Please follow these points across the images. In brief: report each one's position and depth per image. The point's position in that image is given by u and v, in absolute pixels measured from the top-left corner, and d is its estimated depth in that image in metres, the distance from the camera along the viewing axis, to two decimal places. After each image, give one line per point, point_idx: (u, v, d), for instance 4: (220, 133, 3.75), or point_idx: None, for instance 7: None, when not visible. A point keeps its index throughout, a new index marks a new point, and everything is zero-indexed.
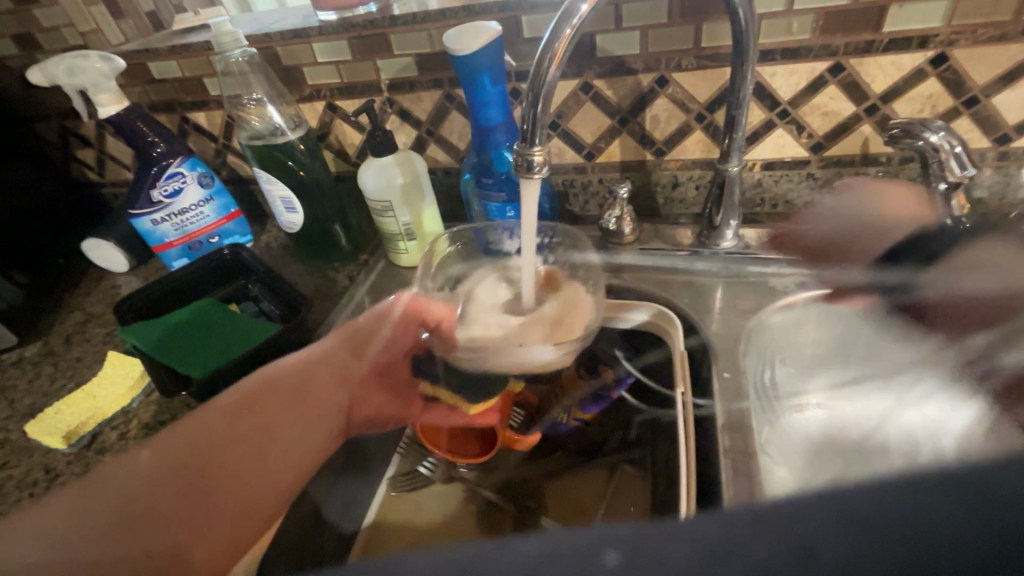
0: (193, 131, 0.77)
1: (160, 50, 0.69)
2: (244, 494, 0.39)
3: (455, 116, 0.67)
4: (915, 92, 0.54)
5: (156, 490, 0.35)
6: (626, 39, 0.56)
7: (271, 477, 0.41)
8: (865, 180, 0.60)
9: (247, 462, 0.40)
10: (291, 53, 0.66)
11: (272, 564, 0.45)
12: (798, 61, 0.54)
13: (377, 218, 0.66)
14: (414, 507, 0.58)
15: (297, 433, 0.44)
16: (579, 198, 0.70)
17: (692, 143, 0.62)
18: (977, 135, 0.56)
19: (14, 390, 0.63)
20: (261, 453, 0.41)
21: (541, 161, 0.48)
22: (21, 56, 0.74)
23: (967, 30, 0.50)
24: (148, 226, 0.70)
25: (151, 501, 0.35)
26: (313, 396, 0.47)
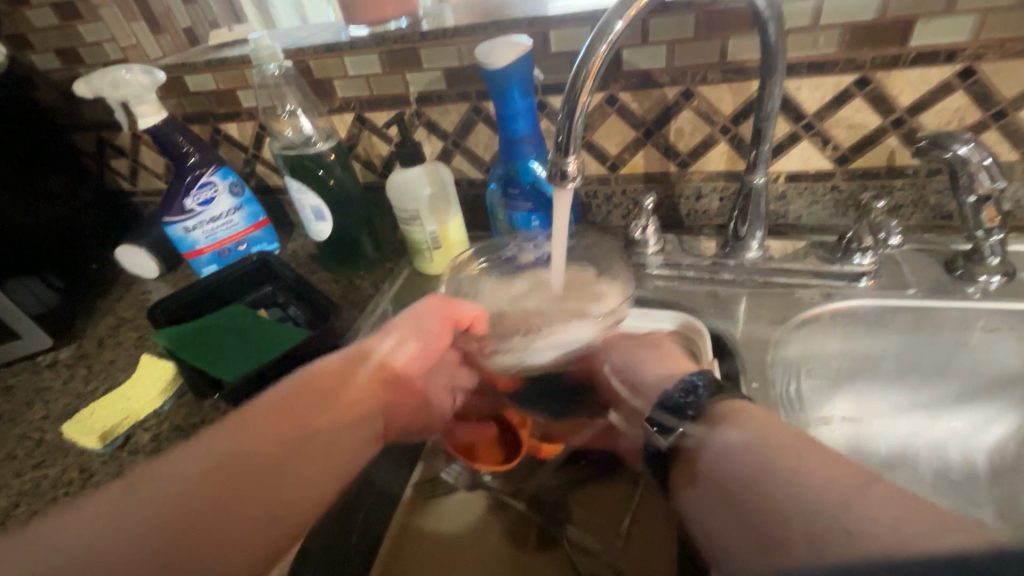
0: (225, 141, 0.79)
1: (197, 64, 0.72)
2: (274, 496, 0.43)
3: (482, 128, 0.68)
4: (943, 105, 0.54)
5: (205, 487, 0.40)
6: (653, 53, 0.57)
7: (307, 474, 0.46)
8: (892, 192, 0.60)
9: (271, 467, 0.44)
10: (322, 66, 0.68)
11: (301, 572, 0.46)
12: (824, 74, 0.55)
13: (404, 227, 0.67)
14: (438, 514, 0.58)
15: (320, 438, 0.48)
16: (602, 209, 0.71)
17: (717, 155, 0.63)
18: (1005, 148, 0.56)
19: (49, 391, 0.64)
20: (298, 452, 0.46)
21: (574, 171, 0.49)
22: (63, 70, 0.77)
23: (995, 45, 0.50)
24: (181, 233, 0.72)
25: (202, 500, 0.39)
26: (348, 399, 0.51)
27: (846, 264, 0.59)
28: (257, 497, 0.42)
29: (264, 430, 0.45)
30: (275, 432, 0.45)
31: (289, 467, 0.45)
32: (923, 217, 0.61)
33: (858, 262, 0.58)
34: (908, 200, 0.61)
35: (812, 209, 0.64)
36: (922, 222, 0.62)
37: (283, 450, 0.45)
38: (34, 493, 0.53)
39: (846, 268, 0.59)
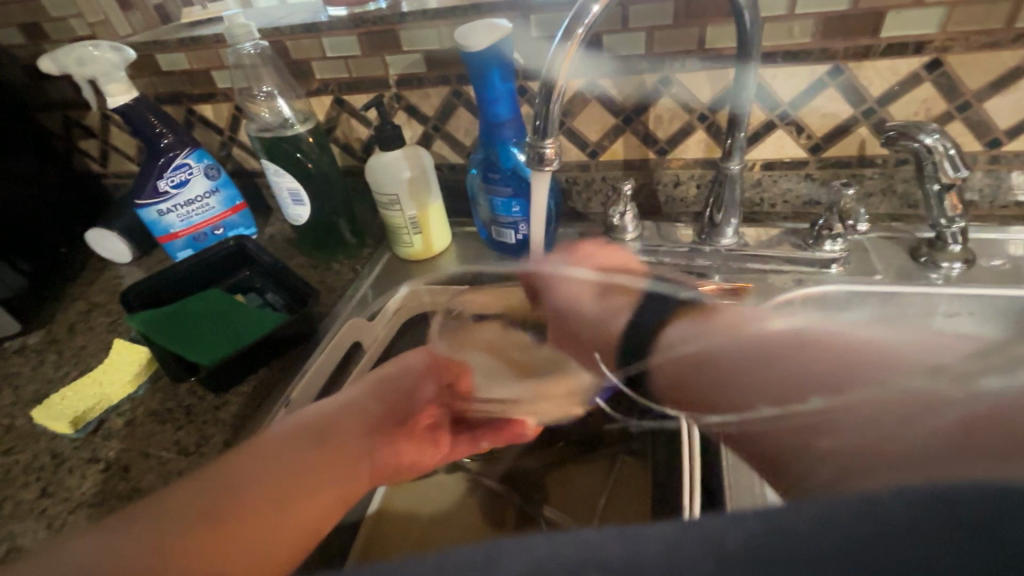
0: (200, 123, 0.77)
1: (169, 42, 0.70)
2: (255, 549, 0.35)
3: (462, 113, 0.68)
4: (911, 96, 0.56)
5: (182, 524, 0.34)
6: (632, 39, 0.57)
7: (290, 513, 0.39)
8: (862, 181, 0.62)
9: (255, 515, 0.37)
10: (300, 47, 0.67)
11: None
12: (798, 63, 0.56)
13: (383, 211, 0.67)
14: (418, 496, 0.58)
15: (306, 483, 0.42)
16: (583, 195, 0.71)
17: (694, 142, 0.63)
18: (968, 139, 0.57)
19: (18, 376, 0.63)
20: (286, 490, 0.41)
21: (552, 154, 0.50)
22: (27, 45, 0.74)
23: (961, 37, 0.51)
24: (154, 216, 0.70)
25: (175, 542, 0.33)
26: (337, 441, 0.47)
27: (817, 251, 0.61)
28: (244, 544, 0.35)
29: (248, 477, 0.40)
30: (262, 478, 0.40)
31: (273, 516, 0.38)
32: (891, 206, 0.63)
33: (828, 249, 0.60)
34: (877, 188, 0.62)
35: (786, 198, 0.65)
36: (890, 211, 0.64)
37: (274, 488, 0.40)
38: (4, 479, 0.52)
39: (817, 254, 0.60)
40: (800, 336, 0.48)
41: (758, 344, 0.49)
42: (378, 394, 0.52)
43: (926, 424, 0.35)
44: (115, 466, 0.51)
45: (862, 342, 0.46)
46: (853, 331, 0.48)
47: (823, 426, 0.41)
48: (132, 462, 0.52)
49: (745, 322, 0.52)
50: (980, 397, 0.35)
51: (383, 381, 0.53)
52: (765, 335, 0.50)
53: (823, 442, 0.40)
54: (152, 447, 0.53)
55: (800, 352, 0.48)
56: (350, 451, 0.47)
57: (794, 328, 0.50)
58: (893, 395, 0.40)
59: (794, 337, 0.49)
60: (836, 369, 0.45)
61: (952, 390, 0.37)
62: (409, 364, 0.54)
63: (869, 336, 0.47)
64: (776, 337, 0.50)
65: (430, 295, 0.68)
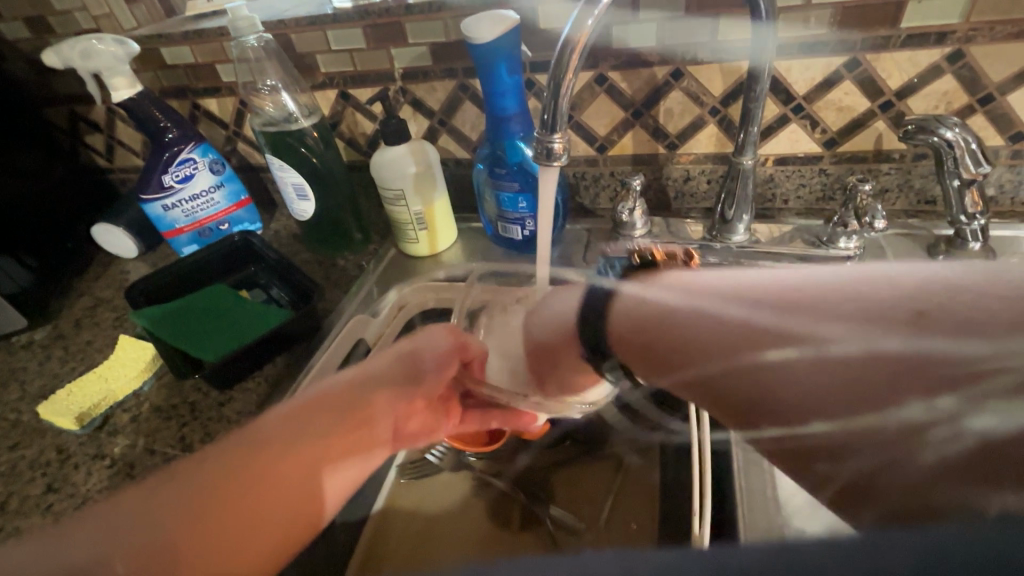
0: (205, 117, 0.77)
1: (173, 36, 0.69)
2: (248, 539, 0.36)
3: (468, 107, 0.67)
4: (931, 88, 0.54)
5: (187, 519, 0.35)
6: (642, 31, 0.56)
7: (298, 500, 0.39)
8: (878, 176, 0.61)
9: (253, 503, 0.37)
10: (304, 40, 0.66)
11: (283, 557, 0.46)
12: (814, 55, 0.54)
13: (388, 206, 0.66)
14: (423, 494, 0.58)
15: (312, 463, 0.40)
16: (590, 190, 0.70)
17: (705, 136, 0.62)
18: (990, 133, 0.56)
19: (25, 371, 0.63)
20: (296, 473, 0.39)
21: (560, 149, 0.49)
22: (32, 39, 0.74)
23: (985, 27, 0.50)
24: (159, 212, 0.70)
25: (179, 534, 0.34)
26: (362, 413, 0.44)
27: (832, 248, 0.59)
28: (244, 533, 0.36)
29: (250, 458, 0.38)
30: (268, 462, 0.39)
31: (271, 505, 0.37)
32: (908, 202, 0.62)
33: (843, 247, 0.59)
34: (893, 183, 0.61)
35: (799, 194, 0.64)
36: (906, 207, 0.62)
37: (278, 475, 0.38)
38: (10, 474, 0.52)
39: (831, 251, 0.59)
40: (776, 362, 0.34)
41: (693, 360, 0.37)
42: (406, 363, 0.48)
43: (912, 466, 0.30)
44: (121, 463, 0.51)
45: (884, 356, 0.31)
46: (838, 339, 0.32)
47: (818, 455, 0.33)
48: (137, 458, 0.52)
49: (675, 320, 0.39)
50: (962, 441, 0.28)
51: (412, 353, 0.48)
52: (747, 353, 0.35)
53: (821, 465, 0.33)
54: (156, 444, 0.53)
55: (769, 373, 0.34)
56: (370, 428, 0.44)
57: (741, 321, 0.35)
58: (876, 423, 0.31)
59: (785, 367, 0.33)
60: (867, 406, 0.31)
61: (942, 425, 0.29)
62: (437, 337, 0.50)
63: (844, 354, 0.32)
64: (729, 336, 0.36)
65: (435, 293, 0.67)
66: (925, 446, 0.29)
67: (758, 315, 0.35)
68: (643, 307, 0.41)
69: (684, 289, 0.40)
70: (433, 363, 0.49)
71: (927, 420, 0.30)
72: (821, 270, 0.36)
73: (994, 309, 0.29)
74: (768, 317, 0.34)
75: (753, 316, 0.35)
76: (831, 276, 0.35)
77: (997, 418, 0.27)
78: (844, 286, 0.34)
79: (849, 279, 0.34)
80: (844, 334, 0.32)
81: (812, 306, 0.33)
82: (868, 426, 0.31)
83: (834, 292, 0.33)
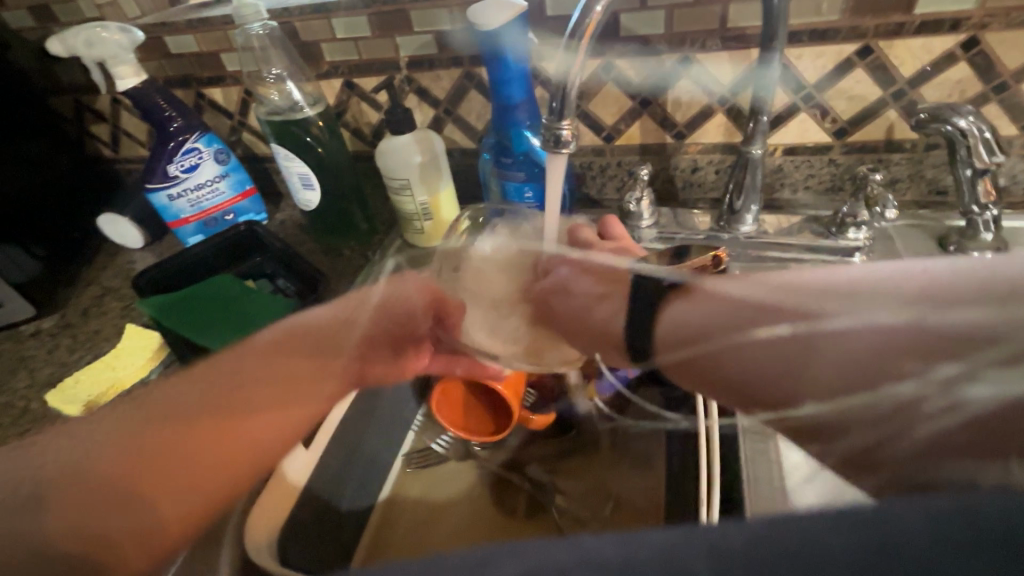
0: (210, 107, 0.76)
1: (177, 24, 0.69)
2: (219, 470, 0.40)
3: (474, 95, 0.66)
4: (945, 76, 0.53)
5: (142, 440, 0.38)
6: (651, 18, 0.55)
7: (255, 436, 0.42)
8: (888, 166, 0.60)
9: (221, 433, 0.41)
10: (309, 28, 0.65)
11: (291, 544, 0.46)
12: (825, 43, 0.53)
13: (394, 197, 0.65)
14: (430, 484, 0.58)
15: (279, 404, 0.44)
16: (596, 180, 0.69)
17: (714, 126, 0.61)
18: (1005, 122, 0.55)
19: (33, 360, 0.63)
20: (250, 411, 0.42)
21: (569, 136, 0.48)
22: (37, 28, 0.74)
23: (1000, 13, 0.49)
24: (164, 201, 0.70)
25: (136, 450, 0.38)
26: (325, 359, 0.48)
27: (842, 239, 0.58)
28: (204, 461, 0.39)
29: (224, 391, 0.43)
30: (229, 394, 0.42)
31: (225, 436, 0.41)
32: (919, 192, 0.61)
33: (853, 238, 0.58)
34: (904, 174, 0.60)
35: (808, 184, 0.63)
36: (918, 198, 0.61)
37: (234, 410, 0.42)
38: None
39: (842, 243, 0.58)
40: (789, 335, 0.36)
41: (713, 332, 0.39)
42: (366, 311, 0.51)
43: (908, 441, 0.31)
44: None
45: (878, 334, 0.33)
46: (834, 315, 0.35)
47: (809, 433, 0.36)
48: None
49: (698, 303, 0.41)
50: (960, 412, 0.29)
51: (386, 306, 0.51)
52: (752, 329, 0.38)
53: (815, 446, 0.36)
54: None
55: (790, 349, 0.36)
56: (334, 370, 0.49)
57: (755, 306, 0.38)
58: (876, 399, 0.33)
59: (785, 342, 0.36)
60: (867, 384, 0.33)
61: (938, 396, 0.31)
62: (411, 292, 0.52)
63: (845, 328, 0.34)
64: (740, 315, 0.38)
65: None
66: (921, 416, 0.31)
67: (767, 296, 0.38)
68: (685, 318, 0.41)
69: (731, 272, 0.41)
70: (415, 321, 0.51)
71: (917, 394, 0.31)
72: (857, 269, 0.37)
73: (960, 287, 0.31)
74: (772, 299, 0.38)
75: (761, 299, 0.38)
76: (884, 269, 0.35)
77: (992, 390, 0.28)
78: (879, 273, 0.35)
79: (858, 276, 0.36)
80: (845, 313, 0.34)
81: (812, 296, 0.36)
82: (869, 402, 0.33)
83: (854, 282, 0.35)
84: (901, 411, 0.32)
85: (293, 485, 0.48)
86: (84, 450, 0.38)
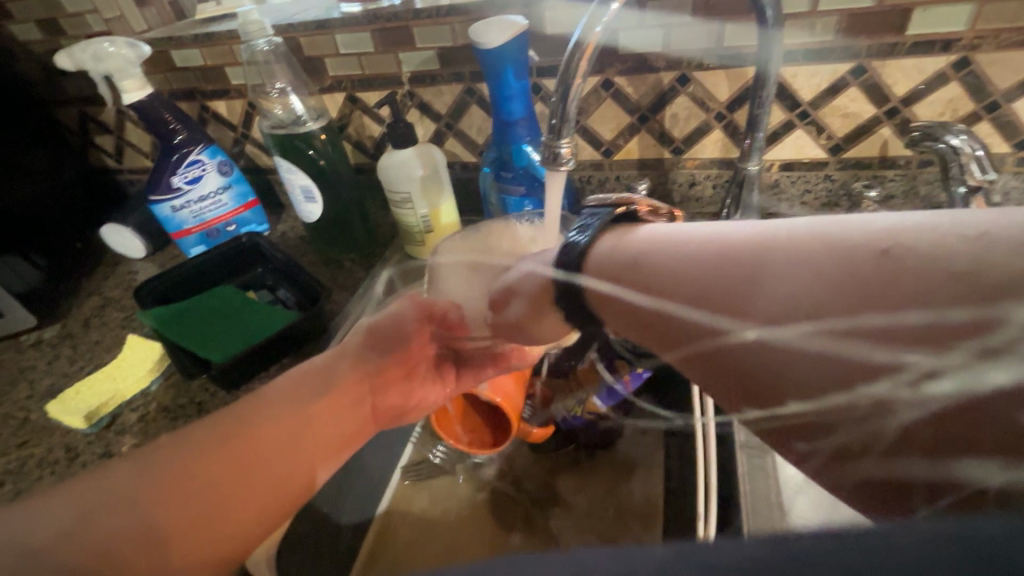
0: (213, 119, 0.77)
1: (183, 39, 0.70)
2: (235, 506, 0.39)
3: (475, 110, 0.67)
4: (937, 95, 0.54)
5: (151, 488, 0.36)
6: (650, 37, 0.56)
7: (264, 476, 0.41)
8: (883, 182, 0.61)
9: (226, 465, 0.39)
10: (313, 44, 0.66)
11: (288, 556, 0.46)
12: (820, 62, 0.54)
13: (396, 210, 0.66)
14: (428, 496, 0.58)
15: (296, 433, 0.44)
16: (595, 194, 0.70)
17: (711, 142, 0.62)
18: (996, 140, 0.56)
19: (33, 370, 0.64)
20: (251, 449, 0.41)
21: (568, 153, 0.49)
22: (45, 41, 0.75)
23: (991, 35, 0.50)
24: (168, 212, 0.70)
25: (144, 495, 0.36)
26: (338, 388, 0.48)
27: None
28: (213, 501, 0.38)
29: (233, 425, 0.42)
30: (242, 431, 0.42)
31: (229, 477, 0.39)
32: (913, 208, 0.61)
33: None
34: (899, 190, 0.61)
35: (804, 200, 0.64)
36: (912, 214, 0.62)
37: (236, 449, 0.40)
38: (19, 472, 0.53)
39: None
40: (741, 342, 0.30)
41: (678, 338, 0.34)
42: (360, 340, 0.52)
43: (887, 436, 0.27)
44: None
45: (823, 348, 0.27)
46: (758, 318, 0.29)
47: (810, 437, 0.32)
48: None
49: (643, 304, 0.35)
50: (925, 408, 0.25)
51: (383, 331, 0.53)
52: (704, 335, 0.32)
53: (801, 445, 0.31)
54: None
55: (755, 351, 0.29)
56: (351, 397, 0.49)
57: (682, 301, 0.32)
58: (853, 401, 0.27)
59: (728, 347, 0.31)
60: (840, 384, 0.27)
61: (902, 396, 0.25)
62: (400, 310, 0.53)
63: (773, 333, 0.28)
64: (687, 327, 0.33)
65: None
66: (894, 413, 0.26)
67: (709, 305, 0.31)
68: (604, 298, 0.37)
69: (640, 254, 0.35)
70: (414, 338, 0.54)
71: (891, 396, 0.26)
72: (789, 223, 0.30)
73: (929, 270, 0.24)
74: (715, 310, 0.31)
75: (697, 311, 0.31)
76: (857, 232, 0.27)
77: (958, 386, 0.24)
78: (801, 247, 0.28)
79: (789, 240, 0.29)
80: (778, 314, 0.28)
81: (757, 300, 0.29)
82: (844, 403, 0.28)
83: (791, 264, 0.28)
84: (874, 412, 0.27)
85: None
86: (91, 490, 0.35)
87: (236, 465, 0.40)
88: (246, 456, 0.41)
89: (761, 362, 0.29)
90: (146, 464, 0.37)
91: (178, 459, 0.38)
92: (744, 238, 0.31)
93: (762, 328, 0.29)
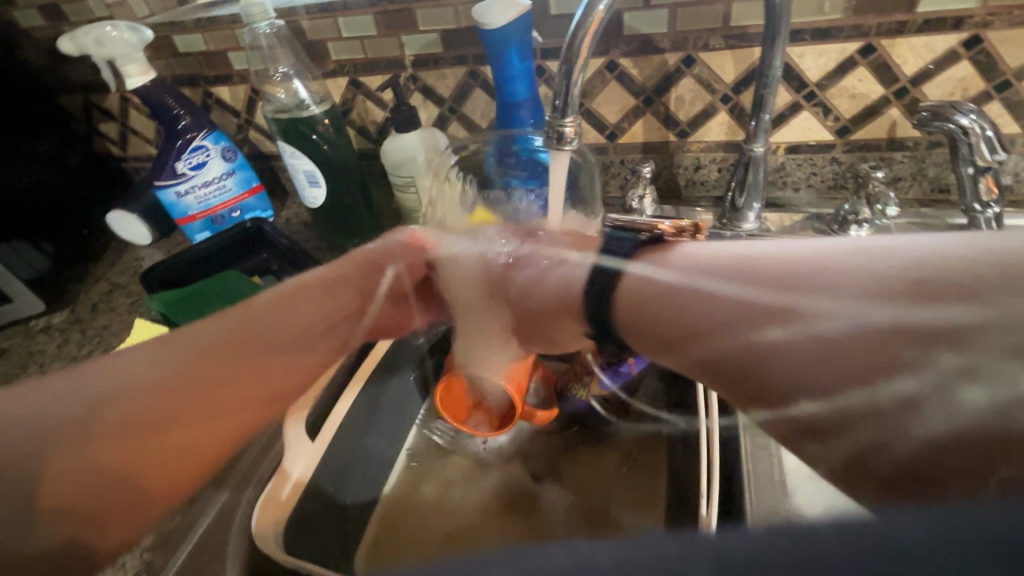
0: (216, 105, 0.77)
1: (186, 23, 0.70)
2: (207, 428, 0.41)
3: (478, 94, 0.67)
4: (947, 75, 0.53)
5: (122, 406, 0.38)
6: (655, 17, 0.56)
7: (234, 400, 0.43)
8: (891, 165, 0.60)
9: (199, 389, 0.41)
10: (315, 28, 0.66)
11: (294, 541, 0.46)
12: (828, 41, 0.54)
13: (399, 194, 0.66)
14: (432, 478, 0.58)
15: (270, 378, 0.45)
16: (600, 179, 0.70)
17: (717, 125, 0.62)
18: (1007, 120, 0.55)
19: (43, 354, 0.65)
20: (229, 372, 0.43)
21: (572, 133, 0.49)
22: (47, 28, 0.74)
23: (1003, 12, 0.49)
24: (173, 198, 0.70)
25: (114, 410, 0.38)
26: (315, 310, 0.50)
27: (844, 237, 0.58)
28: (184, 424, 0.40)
29: (217, 345, 0.44)
30: (214, 358, 0.43)
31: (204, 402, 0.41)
32: (921, 190, 0.61)
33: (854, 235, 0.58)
34: (906, 172, 0.60)
35: (809, 182, 0.64)
36: (920, 197, 0.61)
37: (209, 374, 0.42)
38: None
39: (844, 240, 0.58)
40: (772, 336, 0.31)
41: (699, 336, 0.35)
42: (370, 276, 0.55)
43: (904, 442, 0.26)
44: None
45: (875, 332, 0.28)
46: (816, 309, 0.30)
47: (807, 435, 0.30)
48: None
49: (691, 304, 0.35)
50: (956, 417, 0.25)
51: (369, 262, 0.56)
52: (739, 330, 0.32)
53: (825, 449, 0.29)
54: None
55: (809, 341, 0.30)
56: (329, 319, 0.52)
57: (737, 302, 0.33)
58: (875, 399, 0.28)
59: (774, 342, 0.31)
60: (867, 378, 0.28)
61: (936, 397, 0.26)
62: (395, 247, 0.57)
63: (832, 324, 0.29)
64: (726, 314, 0.34)
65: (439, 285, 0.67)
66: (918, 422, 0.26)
67: (761, 288, 0.33)
68: (642, 296, 0.38)
69: (694, 264, 0.37)
70: (396, 270, 0.57)
71: (920, 391, 0.26)
72: (828, 246, 0.33)
73: (960, 280, 0.27)
74: (766, 293, 0.32)
75: (747, 297, 0.33)
76: (900, 250, 0.31)
77: (988, 392, 0.25)
78: (850, 257, 0.31)
79: (840, 254, 0.32)
80: (830, 301, 0.30)
81: (806, 290, 0.31)
82: (864, 405, 0.28)
83: (842, 268, 0.31)
84: (897, 413, 0.27)
85: (297, 480, 0.48)
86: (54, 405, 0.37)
87: (209, 391, 0.42)
88: (222, 381, 0.43)
89: (804, 355, 0.30)
90: (118, 390, 0.39)
91: (148, 377, 0.40)
92: (783, 253, 0.34)
93: (812, 309, 0.30)
